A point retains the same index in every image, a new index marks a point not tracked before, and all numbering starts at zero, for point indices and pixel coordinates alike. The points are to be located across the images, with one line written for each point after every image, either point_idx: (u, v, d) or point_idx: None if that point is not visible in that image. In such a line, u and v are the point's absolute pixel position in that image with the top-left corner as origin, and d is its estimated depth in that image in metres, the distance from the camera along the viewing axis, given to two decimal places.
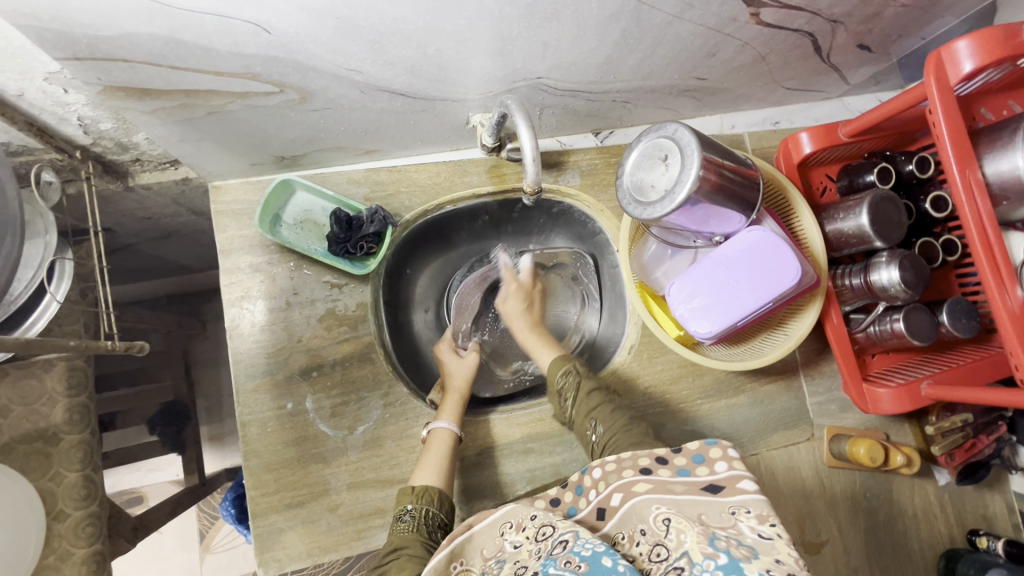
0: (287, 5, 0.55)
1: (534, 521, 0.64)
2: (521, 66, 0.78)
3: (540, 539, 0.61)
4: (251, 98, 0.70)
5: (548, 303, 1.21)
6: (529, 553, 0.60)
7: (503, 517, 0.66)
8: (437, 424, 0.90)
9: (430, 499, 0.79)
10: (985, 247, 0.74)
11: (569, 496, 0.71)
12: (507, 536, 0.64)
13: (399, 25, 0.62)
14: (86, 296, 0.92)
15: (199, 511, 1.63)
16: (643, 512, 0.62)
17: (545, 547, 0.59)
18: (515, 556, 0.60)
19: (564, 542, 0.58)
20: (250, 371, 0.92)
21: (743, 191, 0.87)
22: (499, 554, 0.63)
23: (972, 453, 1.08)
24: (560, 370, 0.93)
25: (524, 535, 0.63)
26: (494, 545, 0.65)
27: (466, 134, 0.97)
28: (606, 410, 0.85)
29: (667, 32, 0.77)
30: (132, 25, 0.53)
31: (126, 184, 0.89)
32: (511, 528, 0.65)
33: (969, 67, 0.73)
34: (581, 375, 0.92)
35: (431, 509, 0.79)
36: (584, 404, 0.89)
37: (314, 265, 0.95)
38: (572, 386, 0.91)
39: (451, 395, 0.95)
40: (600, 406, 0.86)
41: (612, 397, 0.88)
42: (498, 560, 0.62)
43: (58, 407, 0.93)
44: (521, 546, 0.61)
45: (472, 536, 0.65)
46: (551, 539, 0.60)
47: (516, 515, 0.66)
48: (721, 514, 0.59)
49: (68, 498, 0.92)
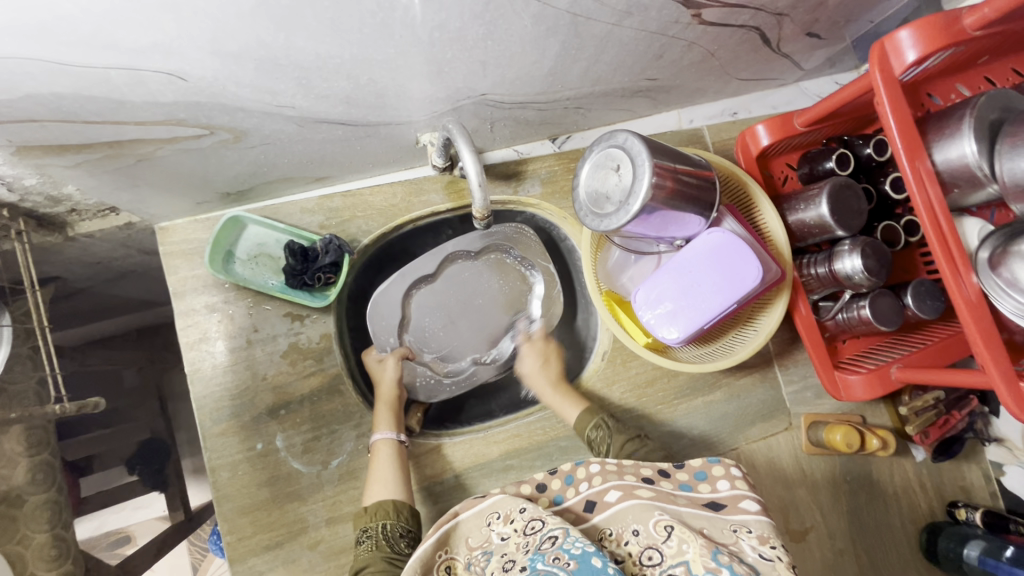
0: (198, 52, 0.52)
1: (522, 514, 0.65)
2: (462, 84, 0.76)
3: (527, 533, 0.62)
4: (181, 142, 0.67)
5: (488, 294, 1.10)
6: (517, 546, 0.61)
7: (491, 507, 0.69)
8: (376, 436, 0.88)
9: (386, 513, 0.79)
10: (939, 236, 0.73)
11: (558, 484, 0.73)
12: (494, 527, 0.66)
13: (324, 59, 0.60)
14: (35, 352, 0.89)
15: (191, 545, 1.59)
16: (641, 515, 0.62)
17: (533, 541, 0.60)
18: (503, 549, 0.62)
19: (554, 539, 0.59)
20: (215, 415, 0.90)
21: (699, 193, 0.86)
22: (485, 544, 0.66)
23: (946, 429, 1.09)
24: (592, 425, 0.92)
25: (512, 528, 0.64)
26: (480, 536, 0.67)
27: (418, 153, 0.94)
28: (647, 454, 0.87)
29: (608, 40, 0.75)
30: (33, 86, 0.50)
31: (66, 234, 0.85)
32: (497, 519, 0.67)
33: (913, 56, 0.72)
34: (613, 430, 0.91)
35: (389, 522, 0.78)
36: (617, 445, 0.88)
37: (273, 300, 0.93)
38: (603, 440, 0.90)
39: (380, 406, 0.93)
40: (641, 448, 0.87)
41: (647, 442, 0.89)
42: (483, 550, 0.65)
43: (18, 468, 0.90)
44: (508, 539, 0.63)
45: (459, 524, 0.68)
46: (539, 534, 0.61)
47: (504, 507, 0.68)
48: (723, 530, 0.60)
49: (39, 560, 0.90)
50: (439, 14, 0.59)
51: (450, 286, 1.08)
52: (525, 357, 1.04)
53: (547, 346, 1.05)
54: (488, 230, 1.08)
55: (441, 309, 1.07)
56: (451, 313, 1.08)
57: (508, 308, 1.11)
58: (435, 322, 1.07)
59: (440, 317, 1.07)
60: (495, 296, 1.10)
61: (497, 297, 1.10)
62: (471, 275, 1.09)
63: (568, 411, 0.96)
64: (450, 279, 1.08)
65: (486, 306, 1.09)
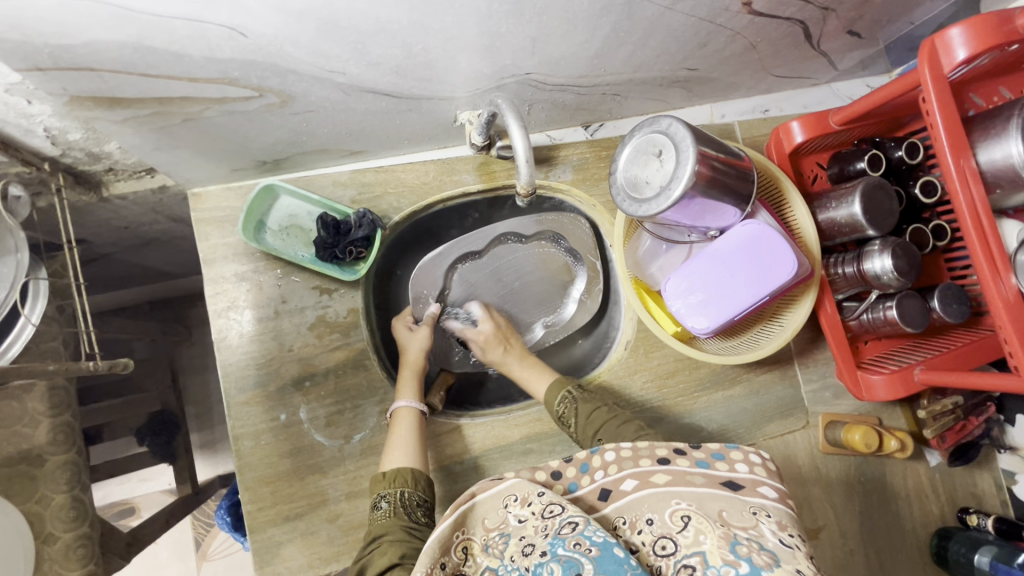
0: (263, 8, 0.52)
1: (540, 497, 0.64)
2: (510, 61, 0.75)
3: (546, 516, 0.61)
4: (228, 103, 0.67)
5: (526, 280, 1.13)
6: (536, 529, 0.61)
7: (507, 490, 0.67)
8: (398, 404, 0.89)
9: (404, 481, 0.78)
10: (979, 236, 0.73)
11: (572, 472, 0.71)
12: (511, 509, 0.65)
13: (382, 24, 0.59)
14: (63, 312, 0.88)
15: (194, 520, 1.60)
16: (656, 504, 0.62)
17: (552, 525, 0.59)
18: (520, 532, 0.62)
19: (574, 524, 0.58)
20: (240, 383, 0.89)
21: (738, 184, 0.86)
22: (502, 526, 0.65)
23: (962, 434, 1.10)
24: (558, 398, 0.92)
25: (530, 510, 0.64)
26: (496, 517, 0.65)
27: (453, 132, 0.94)
28: (614, 428, 0.84)
29: (658, 23, 0.75)
30: (97, 32, 0.50)
31: (100, 194, 0.85)
32: (513, 501, 0.66)
33: (963, 54, 0.72)
34: (578, 399, 0.91)
35: (407, 490, 0.78)
36: (588, 424, 0.87)
37: (302, 272, 0.93)
38: (572, 413, 0.90)
39: (406, 371, 0.94)
40: (609, 422, 0.85)
41: (618, 411, 0.87)
42: (500, 532, 0.64)
43: (40, 427, 0.90)
44: (526, 521, 0.63)
45: (475, 505, 0.66)
46: (558, 518, 0.60)
47: (521, 490, 0.66)
48: (743, 512, 0.60)
49: (56, 520, 0.90)
50: None
51: (494, 266, 1.12)
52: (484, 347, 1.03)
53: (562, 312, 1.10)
54: (540, 215, 1.10)
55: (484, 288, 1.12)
56: (494, 294, 1.12)
57: (545, 295, 1.15)
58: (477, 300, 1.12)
59: (484, 295, 1.12)
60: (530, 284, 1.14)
61: (536, 285, 1.14)
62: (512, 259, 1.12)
63: (538, 387, 0.98)
64: (490, 261, 1.11)
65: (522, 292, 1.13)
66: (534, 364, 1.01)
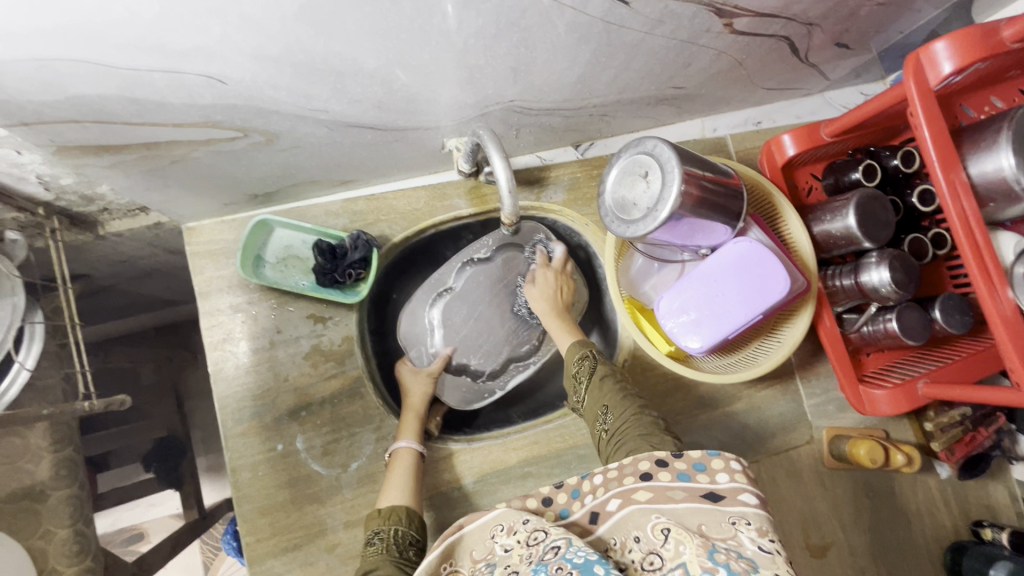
0: (240, 56, 0.53)
1: (526, 525, 0.61)
2: (492, 91, 0.76)
3: (530, 543, 0.58)
4: (214, 144, 0.68)
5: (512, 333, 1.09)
6: (521, 557, 0.57)
7: (493, 519, 0.64)
8: (397, 445, 0.89)
9: (399, 519, 0.78)
10: (974, 250, 0.72)
11: (563, 497, 0.68)
12: (498, 539, 0.62)
13: (360, 64, 0.60)
14: (64, 349, 0.90)
15: (203, 544, 1.61)
16: (640, 520, 0.58)
17: (536, 553, 0.56)
18: (506, 561, 0.58)
19: (556, 548, 0.54)
20: (237, 415, 0.90)
21: (727, 202, 0.86)
22: (489, 557, 0.61)
23: (972, 446, 1.07)
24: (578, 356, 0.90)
25: (516, 539, 0.60)
26: (484, 548, 0.62)
27: (442, 158, 0.95)
28: (619, 402, 0.81)
29: (640, 48, 0.75)
30: (79, 88, 0.51)
31: (96, 233, 0.86)
32: (501, 531, 0.63)
33: (949, 68, 0.72)
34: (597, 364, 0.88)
35: (400, 528, 0.77)
36: (597, 391, 0.85)
37: (297, 302, 0.93)
38: (586, 373, 0.88)
39: (408, 415, 0.94)
40: (613, 393, 0.82)
41: (626, 387, 0.84)
42: (487, 563, 0.60)
43: (43, 462, 0.92)
44: (512, 550, 0.59)
45: (463, 536, 0.64)
46: (542, 545, 0.56)
47: (508, 518, 0.63)
48: (721, 524, 0.55)
49: (60, 555, 0.92)
50: (475, 22, 0.59)
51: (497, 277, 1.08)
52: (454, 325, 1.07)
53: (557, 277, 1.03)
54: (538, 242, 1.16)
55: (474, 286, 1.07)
56: (487, 286, 1.08)
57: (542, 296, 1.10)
58: (495, 253, 1.08)
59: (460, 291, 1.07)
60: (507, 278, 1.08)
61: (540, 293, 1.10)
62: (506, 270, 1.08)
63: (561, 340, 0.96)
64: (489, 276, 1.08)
65: (486, 320, 1.08)
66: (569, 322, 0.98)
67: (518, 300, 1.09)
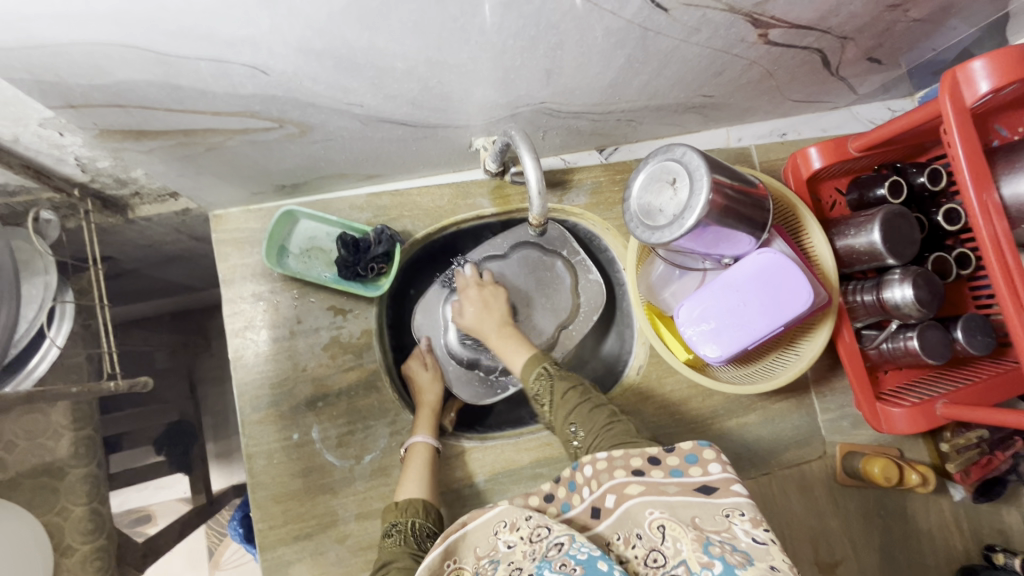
0: (285, 49, 0.54)
1: (529, 522, 0.61)
2: (524, 92, 0.77)
3: (535, 540, 0.58)
4: (250, 134, 0.69)
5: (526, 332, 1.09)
6: (524, 554, 0.57)
7: (497, 516, 0.64)
8: (414, 439, 0.90)
9: (416, 511, 0.79)
10: (1003, 270, 0.72)
11: (562, 492, 0.68)
12: (501, 536, 0.61)
13: (399, 60, 0.60)
14: (88, 330, 0.92)
15: (208, 529, 1.63)
16: (638, 518, 0.58)
17: (540, 550, 0.56)
18: (509, 558, 0.58)
19: (560, 545, 0.55)
20: (255, 403, 0.91)
21: (752, 211, 0.86)
22: (492, 553, 0.61)
23: (989, 469, 1.06)
24: (534, 375, 0.87)
25: (520, 536, 0.60)
26: (488, 544, 0.62)
27: (468, 157, 0.95)
28: (586, 411, 0.80)
29: (674, 55, 0.75)
30: (126, 73, 0.52)
31: (126, 216, 0.88)
32: (505, 528, 0.62)
33: (986, 86, 0.71)
34: (555, 379, 0.86)
35: (418, 521, 0.78)
36: (562, 407, 0.83)
37: (319, 293, 0.94)
38: (547, 393, 0.85)
39: (422, 410, 0.95)
40: (579, 406, 0.81)
41: (592, 395, 0.83)
42: (491, 559, 0.60)
43: (63, 440, 0.93)
44: (515, 547, 0.59)
45: (467, 534, 0.63)
46: (546, 542, 0.57)
47: (511, 515, 0.63)
48: (716, 516, 0.55)
49: (76, 532, 0.93)
50: (515, 23, 0.60)
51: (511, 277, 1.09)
52: (462, 305, 1.00)
53: (487, 291, 1.01)
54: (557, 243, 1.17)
55: (490, 284, 1.08)
56: (500, 285, 1.08)
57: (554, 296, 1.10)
58: (510, 251, 1.09)
59: None
60: (517, 276, 1.09)
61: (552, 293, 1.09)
62: (517, 271, 1.09)
63: (516, 357, 0.93)
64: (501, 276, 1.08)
65: None
66: (511, 335, 0.96)
67: (531, 302, 1.09)
